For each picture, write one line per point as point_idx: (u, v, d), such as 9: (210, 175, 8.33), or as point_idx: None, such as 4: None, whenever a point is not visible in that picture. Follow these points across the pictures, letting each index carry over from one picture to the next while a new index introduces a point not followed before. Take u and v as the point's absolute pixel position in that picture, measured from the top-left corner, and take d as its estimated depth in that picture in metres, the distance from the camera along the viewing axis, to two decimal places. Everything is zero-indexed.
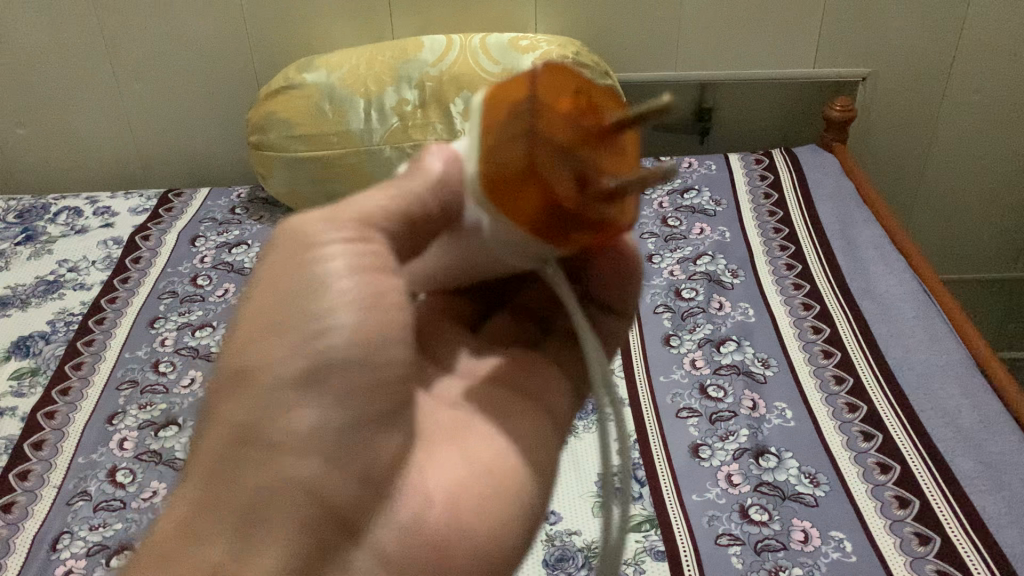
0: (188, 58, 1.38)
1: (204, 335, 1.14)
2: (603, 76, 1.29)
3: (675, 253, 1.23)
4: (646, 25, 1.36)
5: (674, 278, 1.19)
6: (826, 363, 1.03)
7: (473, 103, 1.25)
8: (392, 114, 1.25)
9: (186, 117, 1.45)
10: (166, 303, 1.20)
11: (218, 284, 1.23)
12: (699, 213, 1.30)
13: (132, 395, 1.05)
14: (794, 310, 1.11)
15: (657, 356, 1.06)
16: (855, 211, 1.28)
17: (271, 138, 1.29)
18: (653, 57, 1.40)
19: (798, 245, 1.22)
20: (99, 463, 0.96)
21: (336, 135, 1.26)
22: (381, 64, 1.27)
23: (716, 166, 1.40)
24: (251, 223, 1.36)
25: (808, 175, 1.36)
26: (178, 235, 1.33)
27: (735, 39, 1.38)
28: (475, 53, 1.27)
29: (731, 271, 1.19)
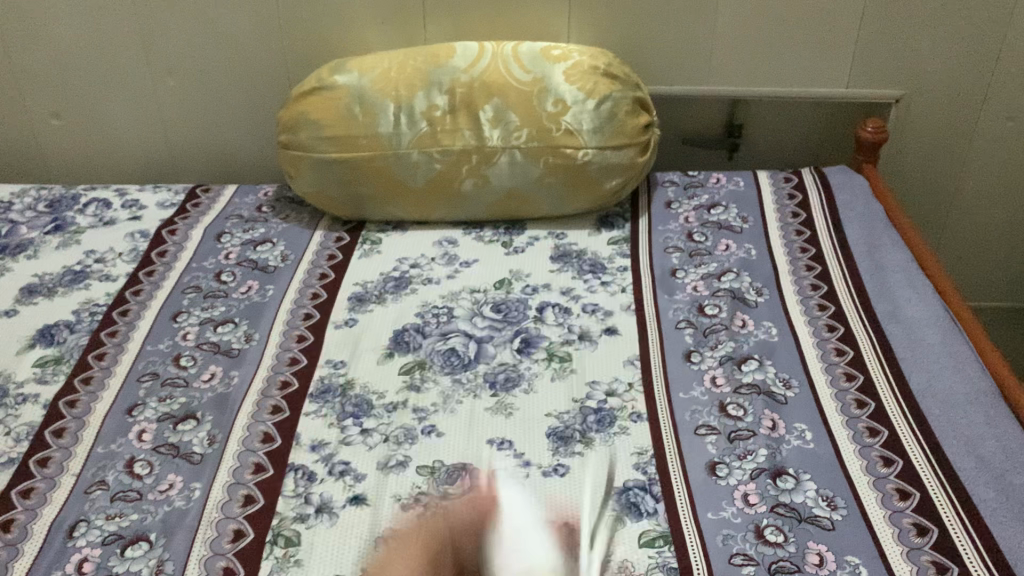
0: (222, 56, 1.39)
1: (226, 331, 1.15)
2: (633, 88, 1.29)
3: (699, 269, 1.22)
4: (678, 39, 1.36)
5: (698, 293, 1.17)
6: (849, 385, 1.02)
7: (502, 110, 1.25)
8: (421, 118, 1.26)
9: (217, 115, 1.46)
10: (190, 298, 1.21)
11: (242, 281, 1.24)
12: (726, 229, 1.30)
13: (152, 387, 1.06)
14: (818, 331, 1.10)
15: (677, 371, 1.05)
16: (882, 233, 1.26)
17: (299, 138, 1.28)
18: (684, 71, 1.39)
19: (823, 266, 1.21)
20: (117, 454, 0.97)
21: (365, 137, 1.26)
22: (414, 69, 1.28)
23: (744, 183, 1.39)
24: (277, 222, 1.36)
25: (837, 196, 1.35)
26: (205, 231, 1.34)
27: (768, 56, 1.37)
28: (506, 61, 1.27)
29: (755, 289, 1.18)
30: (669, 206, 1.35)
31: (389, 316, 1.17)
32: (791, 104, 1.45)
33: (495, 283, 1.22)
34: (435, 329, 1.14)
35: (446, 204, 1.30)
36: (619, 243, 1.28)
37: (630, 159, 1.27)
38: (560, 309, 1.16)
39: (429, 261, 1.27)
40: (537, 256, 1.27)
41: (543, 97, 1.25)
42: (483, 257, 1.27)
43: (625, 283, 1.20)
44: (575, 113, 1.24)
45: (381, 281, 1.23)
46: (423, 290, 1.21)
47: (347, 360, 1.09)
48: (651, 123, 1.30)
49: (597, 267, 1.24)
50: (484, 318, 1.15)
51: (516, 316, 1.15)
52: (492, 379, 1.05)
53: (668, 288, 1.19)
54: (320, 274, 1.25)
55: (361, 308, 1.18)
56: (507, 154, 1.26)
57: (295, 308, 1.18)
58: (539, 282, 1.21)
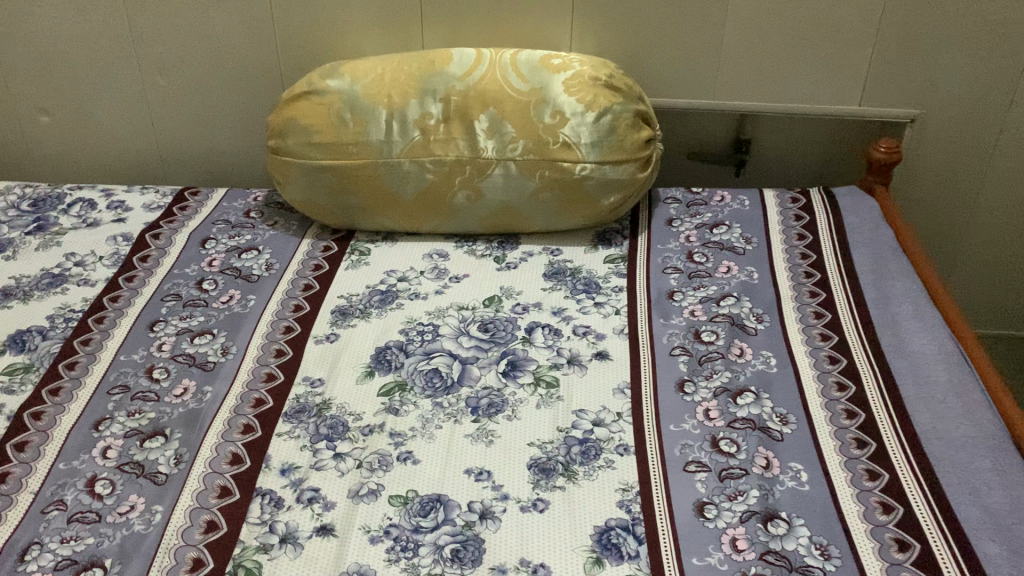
0: (215, 55, 1.35)
1: (203, 343, 1.11)
2: (636, 101, 1.23)
3: (698, 292, 1.17)
4: (686, 51, 1.31)
5: (695, 318, 1.12)
6: (849, 424, 0.97)
7: (497, 120, 1.21)
8: (414, 127, 1.22)
9: (209, 115, 1.42)
10: (169, 306, 1.17)
11: (224, 290, 1.20)
12: (728, 250, 1.24)
13: (122, 401, 1.02)
14: (819, 363, 1.05)
15: (669, 401, 1.00)
16: (891, 260, 1.21)
17: (288, 144, 1.24)
18: (691, 84, 1.34)
19: (829, 293, 1.16)
20: (79, 471, 0.93)
21: (356, 145, 1.22)
22: (408, 75, 1.23)
23: (749, 202, 1.34)
24: (264, 228, 1.32)
25: (845, 219, 1.29)
26: (189, 236, 1.29)
27: (780, 69, 1.32)
28: (504, 69, 1.22)
29: (756, 315, 1.12)
30: (670, 223, 1.30)
31: (372, 332, 1.12)
32: (802, 122, 1.39)
33: (485, 300, 1.17)
34: (418, 348, 1.09)
35: (438, 215, 1.26)
36: (616, 262, 1.23)
37: (630, 174, 1.22)
38: (550, 330, 1.11)
39: (418, 274, 1.22)
40: (530, 273, 1.22)
41: (541, 108, 1.20)
42: (474, 272, 1.22)
43: (620, 304, 1.15)
44: (573, 127, 1.20)
45: (366, 294, 1.19)
46: (409, 305, 1.16)
47: (325, 379, 1.05)
48: (654, 138, 1.24)
49: (591, 287, 1.19)
50: (470, 338, 1.10)
51: (504, 337, 1.10)
52: (475, 404, 1.01)
53: (664, 311, 1.13)
54: (304, 285, 1.20)
55: (343, 322, 1.14)
56: (502, 167, 1.21)
57: (275, 321, 1.14)
58: (530, 300, 1.17)
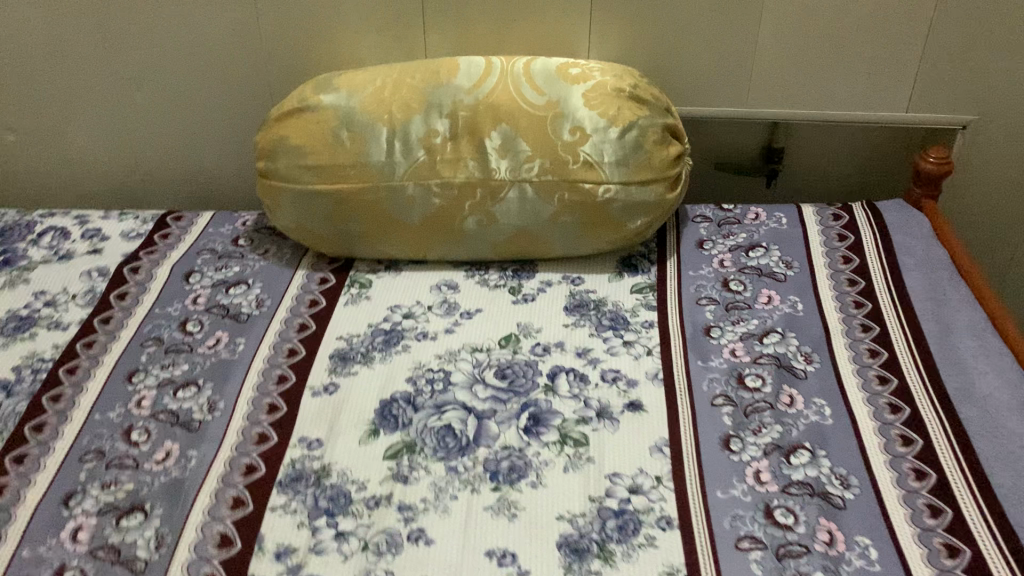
0: (197, 66, 1.22)
1: (187, 397, 0.99)
2: (664, 113, 1.11)
3: (738, 327, 1.05)
4: (717, 54, 1.18)
5: (737, 360, 1.00)
6: (920, 487, 0.85)
7: (511, 138, 1.08)
8: (418, 146, 1.09)
9: (191, 132, 1.29)
10: (149, 353, 1.05)
11: (210, 332, 1.08)
12: (767, 277, 1.12)
13: (96, 469, 0.90)
14: (879, 412, 0.93)
15: (713, 463, 0.89)
16: (949, 287, 1.09)
17: (278, 167, 1.11)
18: (721, 90, 1.22)
19: (883, 327, 1.04)
20: (45, 559, 0.81)
21: (353, 167, 1.09)
22: (410, 88, 1.11)
23: (787, 220, 1.22)
24: (254, 257, 1.19)
25: (894, 238, 1.17)
26: (172, 269, 1.17)
27: (821, 72, 1.20)
28: (517, 80, 1.10)
29: (804, 355, 1.01)
30: (701, 246, 1.18)
31: (376, 380, 1.00)
32: (841, 131, 1.28)
33: (500, 339, 1.05)
34: (428, 400, 0.97)
35: (445, 243, 1.14)
36: (643, 292, 1.11)
37: (658, 195, 1.10)
38: (575, 376, 0.99)
39: (425, 309, 1.10)
40: (549, 306, 1.10)
41: (559, 123, 1.08)
42: (487, 306, 1.10)
43: (652, 343, 1.03)
44: (595, 144, 1.07)
45: (368, 334, 1.07)
46: (416, 347, 1.04)
47: (324, 440, 0.93)
48: (684, 154, 1.12)
49: (618, 322, 1.07)
50: (486, 387, 0.98)
51: (524, 385, 0.98)
52: (494, 468, 0.89)
53: (701, 352, 1.02)
54: (299, 325, 1.08)
55: (343, 368, 1.02)
56: (517, 189, 1.09)
57: (267, 369, 1.02)
58: (550, 339, 1.05)
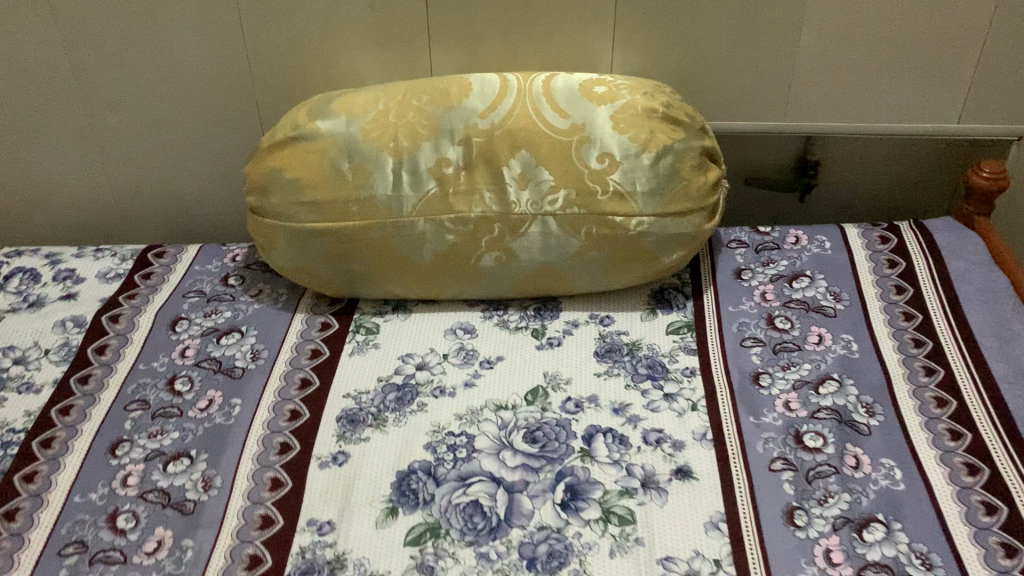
0: (176, 86, 1.10)
1: (179, 471, 0.88)
2: (700, 136, 1.00)
3: (789, 374, 0.95)
4: (753, 64, 1.07)
5: (792, 414, 0.90)
6: (1012, 566, 0.75)
7: (532, 166, 0.97)
8: (428, 176, 0.98)
9: (171, 157, 1.17)
10: (134, 418, 0.94)
11: (202, 391, 0.97)
12: (815, 313, 1.02)
13: (77, 566, 0.80)
14: (956, 475, 0.84)
15: (777, 541, 0.79)
16: (1016, 319, 0.99)
17: (271, 204, 1.00)
18: (756, 103, 1.11)
19: (947, 368, 0.95)
20: None
21: (356, 202, 0.98)
22: (417, 113, 0.99)
23: (831, 244, 1.11)
24: (246, 300, 1.08)
25: (949, 262, 1.07)
26: (155, 316, 1.05)
27: (866, 81, 1.09)
28: (537, 102, 0.99)
29: (865, 406, 0.91)
30: (740, 276, 1.08)
31: (391, 447, 0.89)
32: (884, 145, 1.18)
33: (526, 394, 0.94)
34: (451, 471, 0.86)
35: (460, 282, 1.03)
36: (681, 332, 1.01)
37: (696, 227, 0.99)
38: (614, 437, 0.88)
39: (441, 358, 0.99)
40: (577, 351, 0.99)
41: (585, 149, 0.97)
42: (509, 353, 1.00)
43: (696, 396, 0.92)
44: (626, 172, 0.96)
45: (379, 390, 0.96)
46: (433, 405, 0.93)
47: (336, 522, 0.83)
48: (722, 180, 1.01)
49: (656, 369, 0.96)
50: (515, 453, 0.87)
51: (557, 450, 0.88)
52: (531, 554, 0.78)
53: (752, 406, 0.91)
54: (301, 380, 0.97)
55: (353, 433, 0.91)
56: (539, 223, 0.98)
57: (268, 436, 0.92)
58: (582, 392, 0.94)
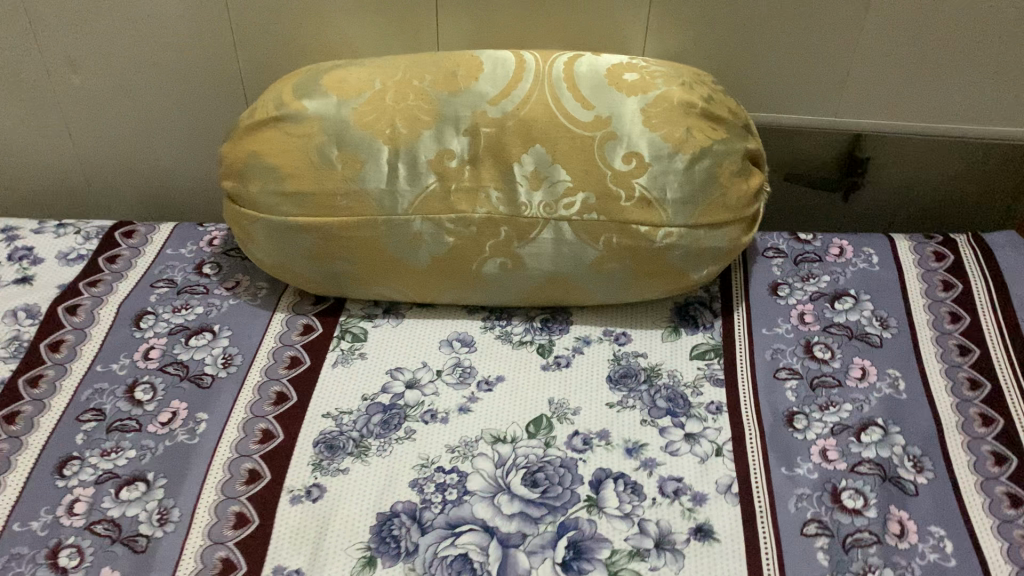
0: (150, 46, 0.99)
1: (133, 499, 0.78)
2: (742, 136, 0.88)
3: (826, 416, 0.84)
4: (799, 49, 0.95)
5: (829, 467, 0.79)
6: None
7: (547, 163, 0.84)
8: (427, 170, 0.85)
9: (146, 122, 1.06)
10: (87, 431, 0.83)
11: (164, 402, 0.86)
12: (859, 341, 0.91)
13: None
14: (1015, 552, 0.72)
15: None
16: None
17: (249, 192, 0.88)
18: (800, 93, 0.99)
19: (1008, 419, 0.82)
20: None
21: (345, 196, 0.85)
22: (418, 95, 0.86)
23: (878, 258, 0.99)
24: (220, 294, 0.97)
25: (1013, 287, 0.94)
26: (118, 309, 0.95)
27: (927, 75, 0.96)
28: (557, 89, 0.86)
29: (913, 460, 0.80)
30: (775, 293, 0.96)
31: (373, 482, 0.79)
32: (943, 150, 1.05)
33: (529, 424, 0.83)
34: (438, 515, 0.76)
35: (460, 287, 0.92)
36: (706, 357, 0.90)
37: (732, 240, 0.87)
38: (626, 485, 0.78)
39: (434, 376, 0.88)
40: (588, 374, 0.88)
41: (610, 147, 0.84)
42: (511, 373, 0.89)
43: (721, 437, 0.82)
44: (655, 176, 0.83)
45: (362, 411, 0.85)
46: (423, 434, 0.83)
47: (303, 572, 0.72)
48: (763, 187, 0.89)
49: (675, 402, 0.85)
50: (513, 499, 0.77)
51: (560, 497, 0.77)
52: None
53: (784, 454, 0.80)
54: (276, 394, 0.87)
55: (330, 462, 0.80)
56: (552, 229, 0.86)
57: (235, 461, 0.81)
58: (591, 426, 0.83)
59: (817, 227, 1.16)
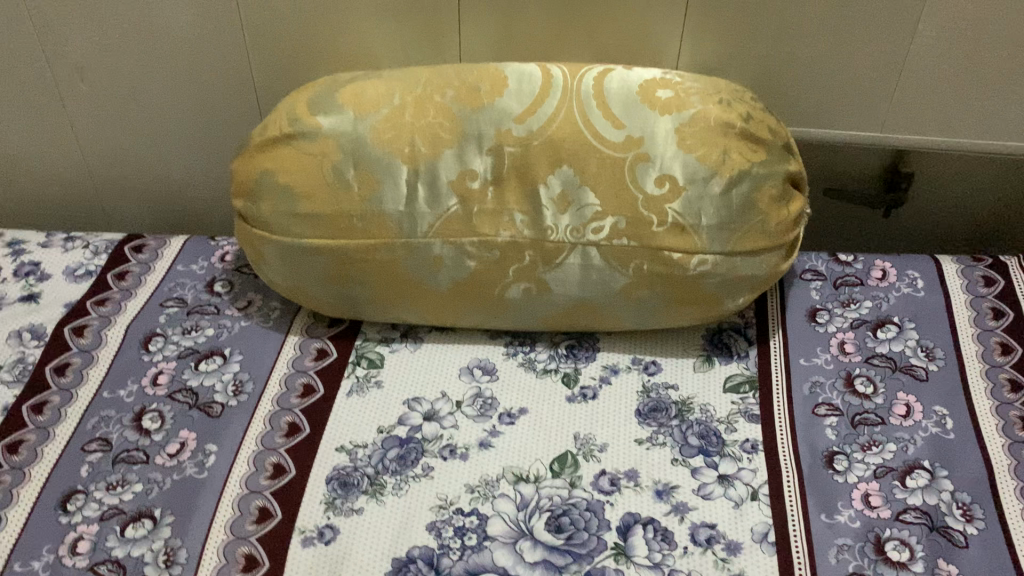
0: (159, 53, 0.95)
1: (138, 537, 0.74)
2: (783, 157, 0.82)
3: (869, 457, 0.79)
4: (842, 59, 0.89)
5: (873, 514, 0.74)
6: None
7: (575, 186, 0.80)
8: (448, 191, 0.81)
9: (157, 130, 1.02)
10: (92, 463, 0.79)
11: (172, 433, 0.82)
12: (903, 374, 0.85)
13: None
14: None
15: None
16: None
17: (262, 212, 0.84)
18: (843, 107, 0.94)
19: None
20: None
21: (362, 218, 0.81)
22: (439, 111, 0.82)
23: (924, 282, 0.94)
24: (232, 315, 0.94)
25: None
26: (127, 330, 0.92)
27: (979, 87, 0.90)
28: (587, 106, 0.81)
29: (963, 507, 0.74)
30: (812, 321, 0.91)
31: (388, 525, 0.74)
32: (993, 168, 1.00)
33: (553, 462, 0.79)
34: (456, 562, 0.71)
35: (482, 312, 0.87)
36: (741, 390, 0.86)
37: (770, 267, 0.82)
38: (656, 531, 0.73)
39: (453, 408, 0.85)
40: (614, 408, 0.84)
41: (642, 169, 0.79)
42: (534, 406, 0.84)
43: (756, 481, 0.77)
44: (690, 201, 0.79)
45: (378, 445, 0.81)
46: (441, 471, 0.79)
47: None
48: (804, 210, 0.84)
49: (707, 440, 0.81)
50: (536, 545, 0.72)
51: (586, 544, 0.72)
52: None
53: (823, 500, 0.76)
54: (288, 424, 0.83)
55: (343, 500, 0.76)
56: (580, 254, 0.81)
57: (245, 497, 0.77)
58: (619, 465, 0.79)
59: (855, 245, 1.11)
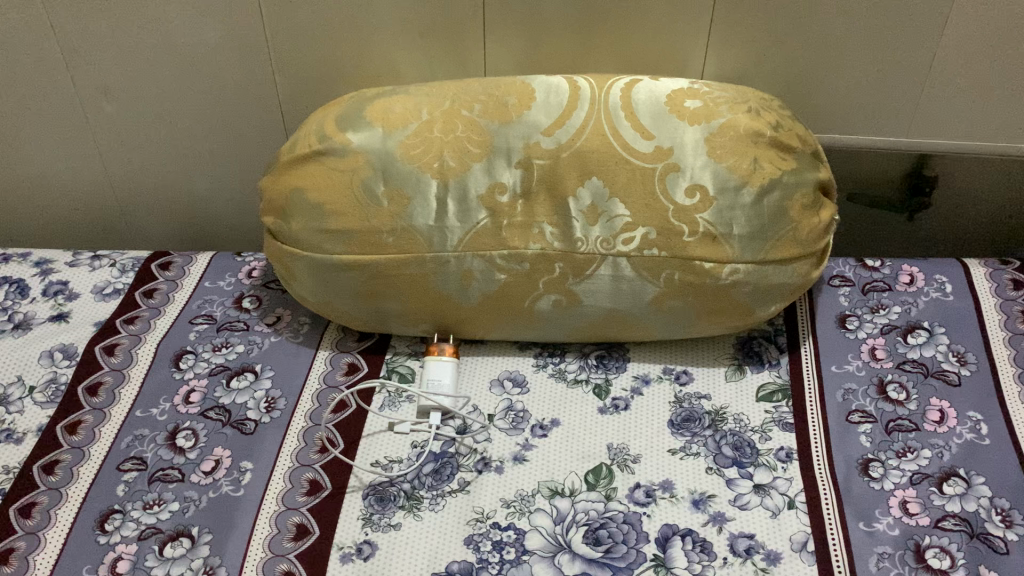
0: (183, 71, 0.95)
1: (178, 557, 0.73)
2: (812, 164, 0.83)
3: (905, 463, 0.79)
4: (869, 64, 0.89)
5: (913, 522, 0.74)
6: None
7: (604, 197, 0.79)
8: (478, 205, 0.80)
9: (182, 144, 1.03)
10: (128, 482, 0.79)
11: (206, 450, 0.82)
12: (935, 380, 0.85)
13: None
14: None
15: None
16: None
17: (293, 230, 0.84)
18: (868, 112, 0.94)
19: None
20: None
21: (392, 233, 0.81)
22: (468, 125, 0.81)
23: (952, 287, 0.94)
24: (261, 331, 0.95)
25: None
26: (157, 348, 0.92)
27: (1007, 90, 0.90)
28: (616, 117, 0.80)
29: (1003, 514, 0.74)
30: (842, 328, 0.92)
31: (425, 541, 0.74)
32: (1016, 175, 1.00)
33: (587, 475, 0.79)
34: None
35: (512, 323, 0.87)
36: (774, 399, 0.86)
37: (801, 275, 0.83)
38: (695, 543, 0.73)
39: (485, 422, 0.85)
40: (647, 418, 0.84)
41: (672, 179, 0.79)
42: (567, 417, 0.85)
43: (794, 490, 0.77)
44: (721, 211, 0.79)
45: (413, 461, 0.81)
46: (477, 485, 0.79)
47: None
48: (833, 218, 0.85)
49: (742, 450, 0.81)
50: (574, 558, 0.72)
51: (625, 557, 0.72)
52: None
53: (861, 508, 0.75)
54: (322, 441, 0.83)
55: (379, 515, 0.76)
56: (611, 265, 0.81)
57: (282, 514, 0.76)
58: (653, 476, 0.79)
59: (880, 251, 1.12)
